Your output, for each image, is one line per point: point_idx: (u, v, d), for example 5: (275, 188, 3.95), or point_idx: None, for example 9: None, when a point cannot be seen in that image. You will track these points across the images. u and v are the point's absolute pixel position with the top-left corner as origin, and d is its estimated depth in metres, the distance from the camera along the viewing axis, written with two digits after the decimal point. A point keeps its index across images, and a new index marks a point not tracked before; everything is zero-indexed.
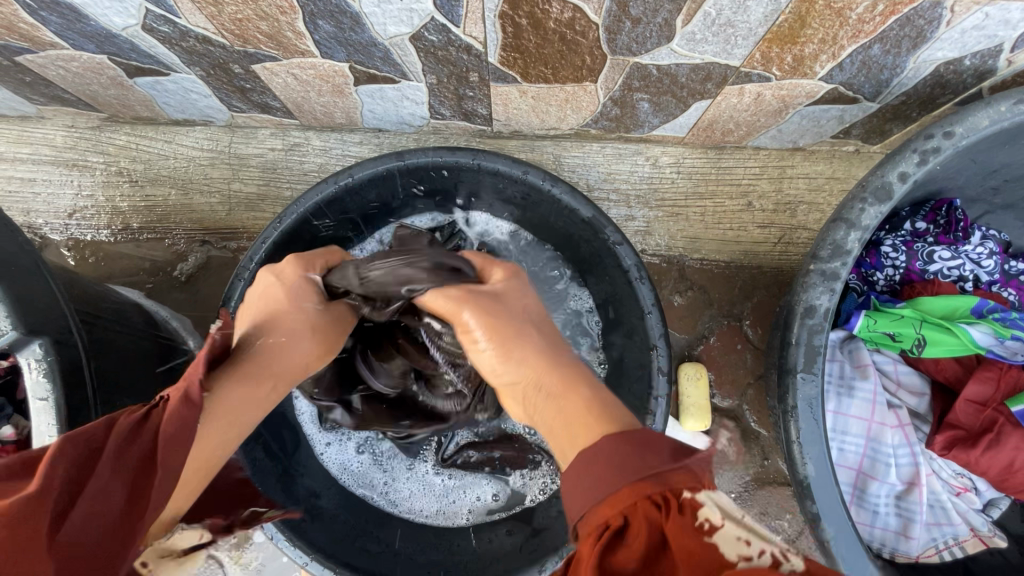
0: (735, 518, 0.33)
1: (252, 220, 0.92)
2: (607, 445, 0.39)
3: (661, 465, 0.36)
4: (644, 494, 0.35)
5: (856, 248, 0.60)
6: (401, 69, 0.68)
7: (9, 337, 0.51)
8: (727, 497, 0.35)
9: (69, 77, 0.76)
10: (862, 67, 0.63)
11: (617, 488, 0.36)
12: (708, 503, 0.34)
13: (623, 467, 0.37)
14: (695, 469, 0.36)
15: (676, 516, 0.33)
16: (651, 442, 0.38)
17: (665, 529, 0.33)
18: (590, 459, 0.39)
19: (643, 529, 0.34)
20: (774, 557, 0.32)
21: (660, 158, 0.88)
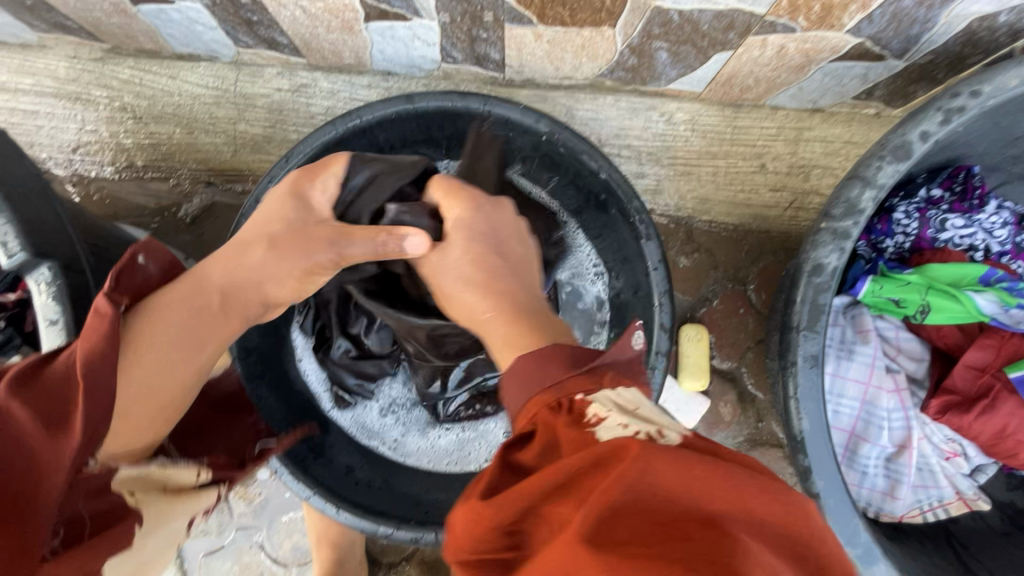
0: (624, 410, 0.34)
1: (257, 161, 0.91)
2: (522, 362, 0.42)
3: (560, 374, 0.39)
4: (546, 402, 0.37)
5: (870, 208, 0.59)
6: (413, 6, 0.66)
7: (20, 258, 0.51)
8: (624, 394, 0.36)
9: (71, 2, 0.74)
10: (892, 20, 0.61)
11: (527, 400, 0.39)
12: (600, 400, 0.35)
13: (529, 376, 0.40)
14: (593, 371, 0.38)
15: (566, 414, 0.35)
16: (556, 357, 0.41)
17: (557, 425, 0.35)
18: (514, 371, 0.42)
19: (543, 427, 0.36)
20: (649, 434, 0.32)
21: (675, 114, 0.85)
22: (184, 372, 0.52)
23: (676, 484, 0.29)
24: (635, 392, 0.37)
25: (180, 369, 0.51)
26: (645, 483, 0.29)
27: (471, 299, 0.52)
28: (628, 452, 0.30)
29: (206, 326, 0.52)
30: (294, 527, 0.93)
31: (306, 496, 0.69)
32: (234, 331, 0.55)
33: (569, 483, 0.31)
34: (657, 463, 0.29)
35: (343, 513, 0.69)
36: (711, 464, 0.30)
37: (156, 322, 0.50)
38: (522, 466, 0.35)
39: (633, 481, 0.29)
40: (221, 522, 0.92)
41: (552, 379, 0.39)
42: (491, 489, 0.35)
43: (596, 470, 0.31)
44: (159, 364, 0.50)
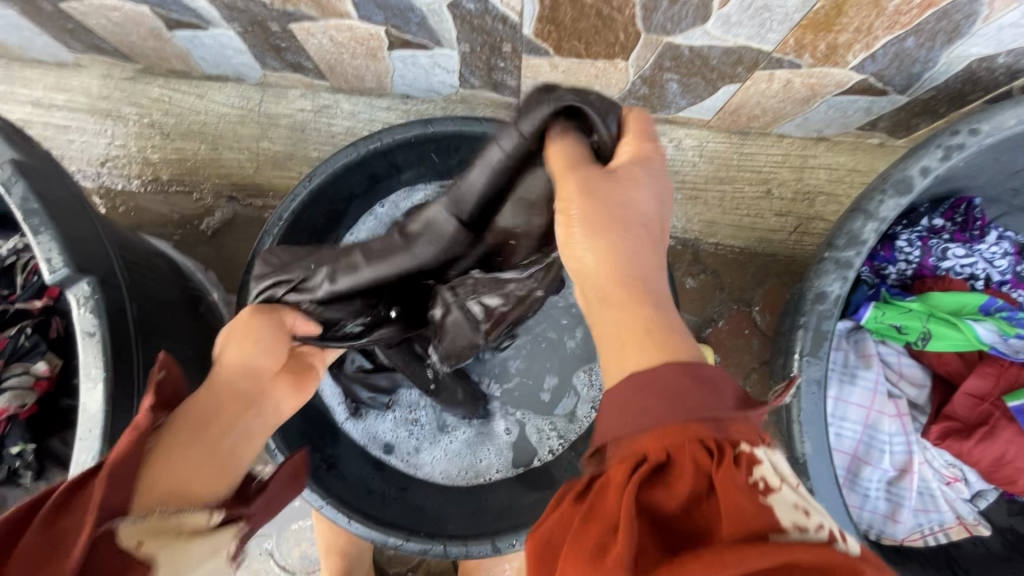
0: (793, 488, 0.35)
1: (278, 178, 0.94)
2: (664, 372, 0.39)
3: (721, 411, 0.37)
4: (694, 438, 0.36)
5: (872, 239, 0.61)
6: (435, 37, 0.69)
7: (61, 274, 0.54)
8: (782, 464, 0.37)
9: (110, 27, 0.77)
10: (894, 59, 0.63)
11: (665, 424, 0.37)
12: (764, 462, 0.36)
13: (655, 398, 0.38)
14: (753, 424, 0.38)
15: (729, 464, 0.34)
16: (709, 385, 0.38)
17: (713, 474, 0.34)
18: (645, 379, 0.39)
19: (690, 466, 0.35)
20: (831, 535, 0.33)
21: (683, 140, 0.88)
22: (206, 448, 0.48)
23: None
24: (787, 466, 0.38)
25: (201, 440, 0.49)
26: None
27: (589, 255, 0.44)
28: (836, 567, 0.30)
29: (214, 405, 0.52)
30: (304, 536, 0.95)
31: (320, 506, 0.71)
32: (244, 404, 0.54)
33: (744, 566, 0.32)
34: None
35: (355, 523, 0.71)
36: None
37: (184, 414, 0.49)
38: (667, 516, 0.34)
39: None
40: None
41: (703, 410, 0.37)
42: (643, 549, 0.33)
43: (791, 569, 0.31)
44: (183, 445, 0.47)
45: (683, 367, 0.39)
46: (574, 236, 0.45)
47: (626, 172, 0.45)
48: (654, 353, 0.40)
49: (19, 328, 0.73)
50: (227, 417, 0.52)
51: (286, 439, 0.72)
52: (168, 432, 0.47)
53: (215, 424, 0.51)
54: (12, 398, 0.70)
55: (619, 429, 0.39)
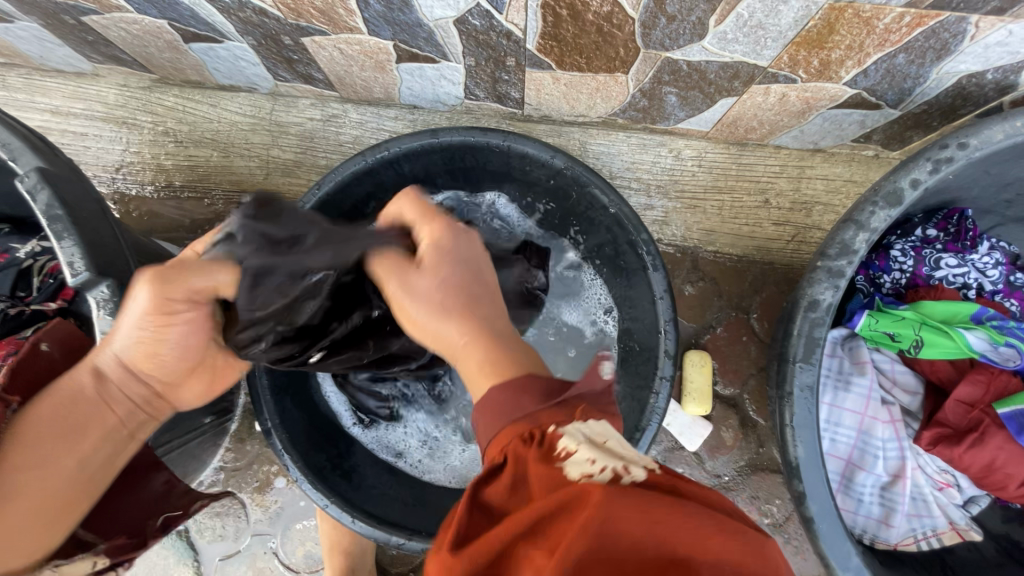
0: (599, 444, 0.35)
1: (288, 184, 0.96)
2: (494, 394, 0.41)
3: (531, 407, 0.39)
4: (519, 433, 0.38)
5: (863, 249, 0.63)
6: (442, 51, 0.72)
7: (82, 277, 0.56)
8: (597, 425, 0.37)
9: (129, 39, 0.80)
10: (886, 75, 0.65)
11: (498, 432, 0.39)
12: (571, 433, 0.36)
13: (490, 420, 0.40)
14: (565, 406, 0.39)
15: (536, 447, 0.36)
16: (529, 390, 0.41)
17: (525, 457, 0.36)
18: (483, 404, 0.41)
19: (513, 464, 0.36)
20: (615, 474, 0.33)
21: (682, 151, 0.91)
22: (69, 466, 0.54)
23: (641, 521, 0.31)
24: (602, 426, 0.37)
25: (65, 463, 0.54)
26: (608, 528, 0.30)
27: (449, 327, 0.49)
28: (591, 497, 0.31)
29: (88, 420, 0.56)
30: (308, 535, 0.96)
31: (324, 505, 0.72)
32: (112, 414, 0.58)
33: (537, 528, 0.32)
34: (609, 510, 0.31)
35: (358, 522, 0.73)
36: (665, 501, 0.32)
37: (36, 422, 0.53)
38: (490, 504, 0.36)
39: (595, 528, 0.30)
40: (237, 527, 0.96)
41: (519, 414, 0.39)
42: (463, 535, 0.34)
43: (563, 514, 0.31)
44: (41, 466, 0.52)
45: (507, 384, 0.42)
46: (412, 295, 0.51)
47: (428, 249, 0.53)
48: (490, 370, 0.45)
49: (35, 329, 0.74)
50: (97, 434, 0.57)
51: (291, 440, 0.74)
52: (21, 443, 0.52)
53: (83, 442, 0.56)
54: None
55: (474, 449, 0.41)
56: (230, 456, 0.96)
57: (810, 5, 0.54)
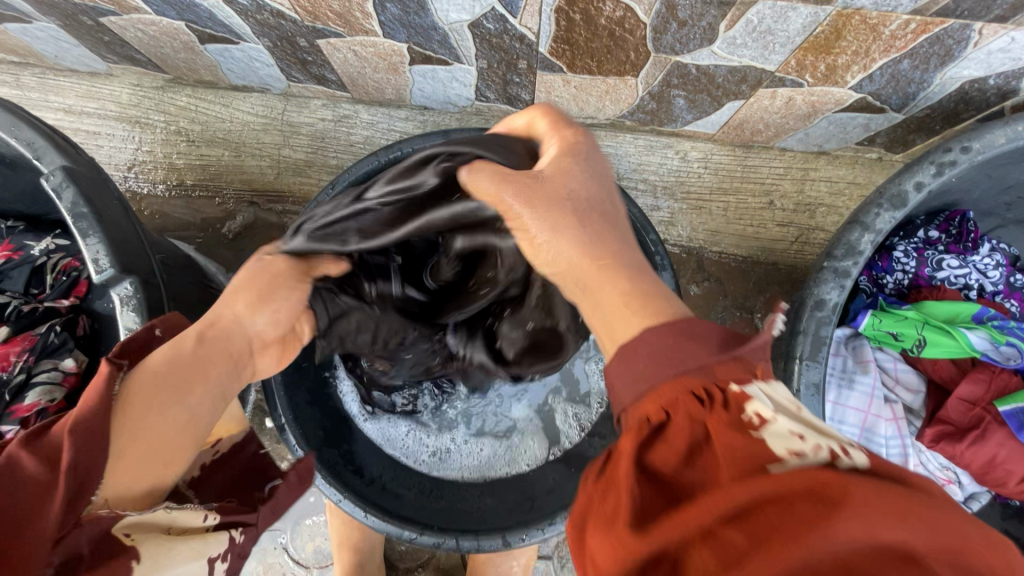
0: (788, 415, 0.36)
1: (298, 184, 0.97)
2: (649, 335, 0.41)
3: (708, 357, 0.38)
4: (684, 388, 0.38)
5: (868, 249, 0.64)
6: (455, 53, 0.73)
7: (107, 274, 0.58)
8: (779, 393, 0.38)
9: (145, 40, 0.82)
10: (890, 80, 0.67)
11: (660, 384, 0.39)
12: (758, 396, 0.36)
13: (646, 359, 0.40)
14: (742, 361, 0.39)
15: (719, 406, 0.36)
16: (701, 336, 0.40)
17: (706, 420, 0.36)
18: (638, 347, 0.41)
19: (684, 418, 0.37)
20: (830, 454, 0.33)
21: (688, 153, 0.92)
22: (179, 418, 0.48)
23: (887, 519, 0.29)
24: (786, 391, 0.38)
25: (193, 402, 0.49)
26: (855, 514, 0.29)
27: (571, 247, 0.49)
28: (831, 490, 0.30)
29: (201, 367, 0.51)
30: (318, 531, 0.97)
31: (336, 499, 0.74)
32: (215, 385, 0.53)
33: (752, 504, 0.32)
34: (858, 495, 0.29)
35: (371, 517, 0.74)
36: (919, 500, 0.30)
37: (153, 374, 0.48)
38: (666, 471, 0.36)
39: (832, 522, 0.29)
40: None
41: (692, 361, 0.39)
42: (641, 506, 0.35)
43: (782, 502, 0.31)
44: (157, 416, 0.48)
45: (668, 326, 0.41)
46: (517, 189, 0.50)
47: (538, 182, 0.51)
48: (640, 320, 0.44)
49: (49, 326, 0.76)
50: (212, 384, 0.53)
51: (304, 435, 0.75)
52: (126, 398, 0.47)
53: (201, 389, 0.51)
54: (41, 394, 0.73)
55: (619, 394, 0.42)
56: None
57: (819, 12, 0.56)
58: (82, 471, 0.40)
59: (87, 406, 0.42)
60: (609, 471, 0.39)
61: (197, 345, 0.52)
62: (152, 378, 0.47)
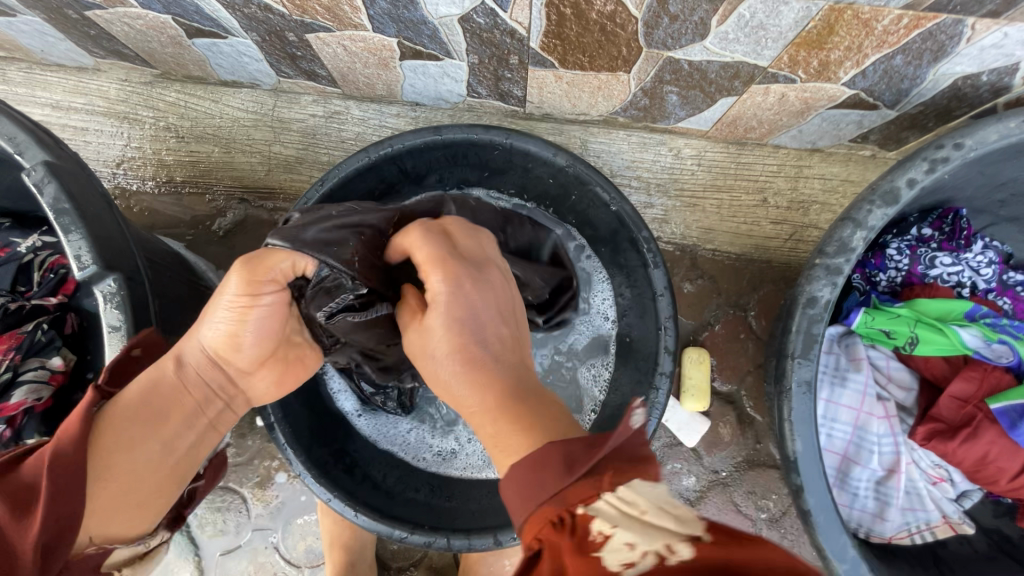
0: (631, 518, 0.35)
1: (289, 181, 0.96)
2: (518, 470, 0.43)
3: (558, 484, 0.39)
4: (547, 516, 0.38)
5: (860, 247, 0.64)
6: (446, 48, 0.72)
7: (90, 271, 0.57)
8: (628, 494, 0.37)
9: (132, 34, 0.80)
10: (883, 76, 0.66)
11: (528, 516, 0.40)
12: (600, 512, 0.36)
13: (521, 491, 0.42)
14: (593, 473, 0.39)
15: (568, 532, 0.36)
16: (550, 461, 0.41)
17: (560, 546, 0.36)
18: (514, 477, 0.43)
19: (547, 552, 0.37)
20: (658, 557, 0.33)
21: (682, 149, 0.92)
22: (155, 451, 0.55)
23: None
24: (646, 489, 0.37)
25: (172, 436, 0.57)
26: None
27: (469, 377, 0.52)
28: None
29: (171, 402, 0.57)
30: (309, 530, 0.97)
31: (326, 499, 0.73)
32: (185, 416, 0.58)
33: None
34: None
35: (361, 516, 0.73)
36: None
37: (126, 407, 0.55)
38: None
39: None
40: (238, 522, 0.96)
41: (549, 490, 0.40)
42: None
43: None
44: (131, 447, 0.54)
45: (534, 455, 0.42)
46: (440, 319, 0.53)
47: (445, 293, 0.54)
48: (527, 441, 0.45)
49: (36, 324, 0.75)
50: (183, 417, 0.58)
51: (294, 434, 0.75)
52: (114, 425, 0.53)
53: (167, 426, 0.57)
54: (28, 392, 0.72)
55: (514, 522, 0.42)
56: (232, 452, 0.96)
57: (810, 7, 0.55)
58: (52, 523, 0.46)
59: (63, 443, 0.49)
60: None
61: (172, 378, 0.57)
62: (120, 416, 0.54)
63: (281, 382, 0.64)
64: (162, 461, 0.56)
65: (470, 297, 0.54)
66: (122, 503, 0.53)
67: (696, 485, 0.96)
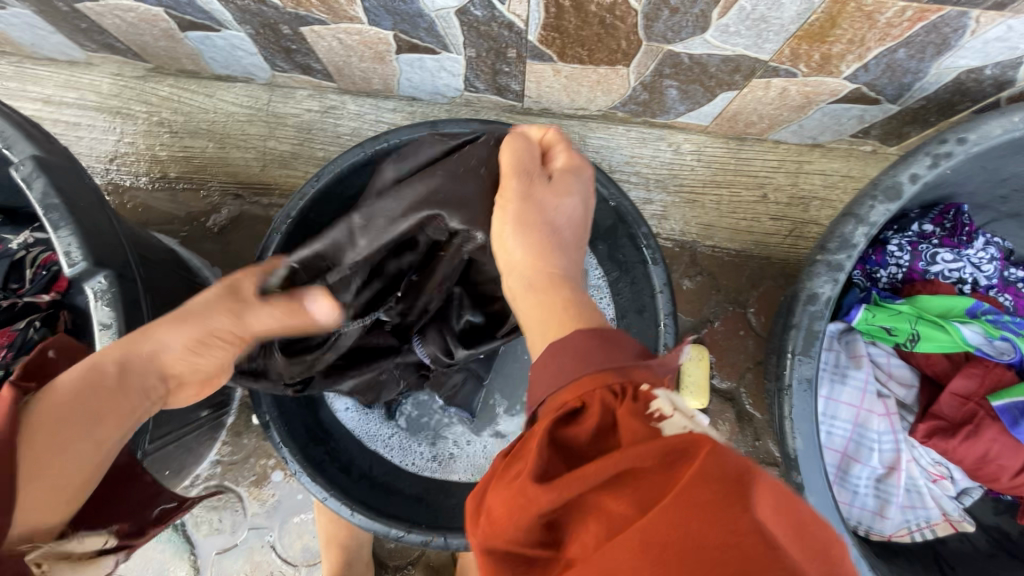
0: (682, 413, 0.38)
1: (285, 176, 0.95)
2: (579, 340, 0.44)
3: (624, 361, 0.42)
4: (602, 383, 0.40)
5: (862, 243, 0.63)
6: (443, 42, 0.71)
7: (80, 267, 0.56)
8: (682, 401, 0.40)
9: (124, 27, 0.79)
10: (886, 70, 0.66)
11: (579, 378, 0.41)
12: (661, 397, 0.38)
13: (574, 358, 0.43)
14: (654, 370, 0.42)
15: (630, 400, 0.38)
16: (617, 342, 0.44)
17: (617, 409, 0.38)
18: (560, 348, 0.44)
19: (598, 407, 0.38)
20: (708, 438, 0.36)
21: (682, 144, 0.91)
22: (90, 450, 0.51)
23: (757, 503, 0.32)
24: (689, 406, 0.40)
25: (110, 432, 0.53)
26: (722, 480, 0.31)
27: (521, 245, 0.58)
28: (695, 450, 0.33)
29: (108, 405, 0.53)
30: (306, 529, 0.96)
31: (323, 498, 0.72)
32: (123, 415, 0.55)
33: (637, 468, 0.34)
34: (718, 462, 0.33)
35: (358, 515, 0.73)
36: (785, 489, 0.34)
37: (61, 400, 0.50)
38: (575, 446, 0.37)
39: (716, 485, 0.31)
40: (234, 521, 0.96)
41: (609, 360, 0.42)
42: (542, 467, 0.36)
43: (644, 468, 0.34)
44: (68, 442, 0.49)
45: (593, 331, 0.45)
46: (560, 197, 0.61)
47: (541, 194, 0.60)
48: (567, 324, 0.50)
49: (29, 322, 0.75)
50: (119, 418, 0.54)
51: (289, 432, 0.74)
52: (49, 417, 0.49)
53: (103, 425, 0.53)
54: None
55: (541, 389, 0.43)
56: (227, 450, 0.95)
57: None
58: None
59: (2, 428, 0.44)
60: (519, 447, 0.40)
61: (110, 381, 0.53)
62: (56, 408, 0.50)
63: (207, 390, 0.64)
64: (98, 458, 0.52)
65: (549, 195, 0.60)
66: (54, 499, 0.48)
67: None
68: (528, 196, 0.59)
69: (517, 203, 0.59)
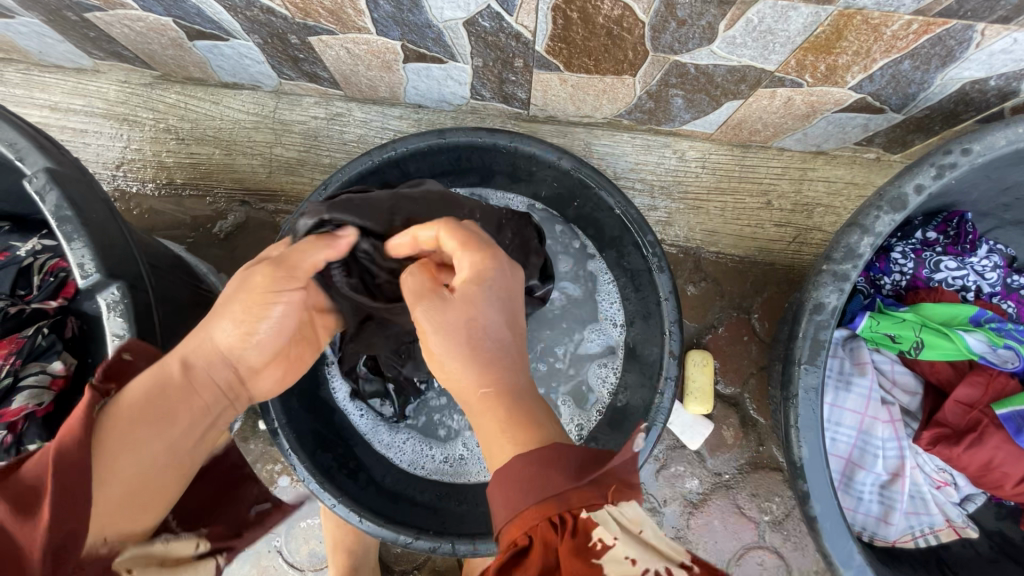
0: (626, 536, 0.40)
1: (291, 183, 0.96)
2: (518, 463, 0.45)
3: (566, 484, 0.42)
4: (545, 515, 0.42)
5: (868, 253, 0.64)
6: (450, 51, 0.72)
7: (93, 278, 0.57)
8: (627, 512, 0.42)
9: (132, 36, 0.80)
10: (891, 80, 0.66)
11: (524, 510, 0.42)
12: (603, 522, 0.40)
13: (523, 487, 0.43)
14: (597, 484, 0.43)
15: (570, 535, 0.40)
16: (557, 458, 0.44)
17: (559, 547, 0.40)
18: (506, 474, 0.45)
19: (542, 549, 0.40)
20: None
21: (686, 152, 0.91)
22: (161, 450, 0.53)
23: None
24: (636, 509, 0.42)
25: (179, 429, 0.54)
26: None
27: (470, 372, 0.52)
28: None
29: (177, 400, 0.54)
30: (312, 533, 0.97)
31: (332, 505, 0.73)
32: (192, 414, 0.55)
33: None
34: None
35: (365, 522, 0.73)
36: None
37: (128, 407, 0.51)
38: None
39: None
40: None
41: (551, 489, 0.42)
42: None
43: None
44: (135, 447, 0.50)
45: (538, 451, 0.45)
46: (478, 306, 0.54)
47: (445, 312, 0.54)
48: (513, 442, 0.47)
49: (37, 328, 0.74)
50: (190, 415, 0.55)
51: (297, 438, 0.74)
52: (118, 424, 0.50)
53: (175, 425, 0.54)
54: (28, 398, 0.71)
55: (493, 510, 0.46)
56: None
57: (819, 12, 0.55)
58: (66, 524, 0.45)
59: (66, 445, 0.46)
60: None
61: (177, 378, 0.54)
62: (124, 415, 0.51)
63: (284, 377, 0.65)
64: (168, 458, 0.53)
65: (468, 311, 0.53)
66: (126, 504, 0.50)
67: (699, 487, 0.96)
68: (447, 322, 0.53)
69: (435, 322, 0.53)
